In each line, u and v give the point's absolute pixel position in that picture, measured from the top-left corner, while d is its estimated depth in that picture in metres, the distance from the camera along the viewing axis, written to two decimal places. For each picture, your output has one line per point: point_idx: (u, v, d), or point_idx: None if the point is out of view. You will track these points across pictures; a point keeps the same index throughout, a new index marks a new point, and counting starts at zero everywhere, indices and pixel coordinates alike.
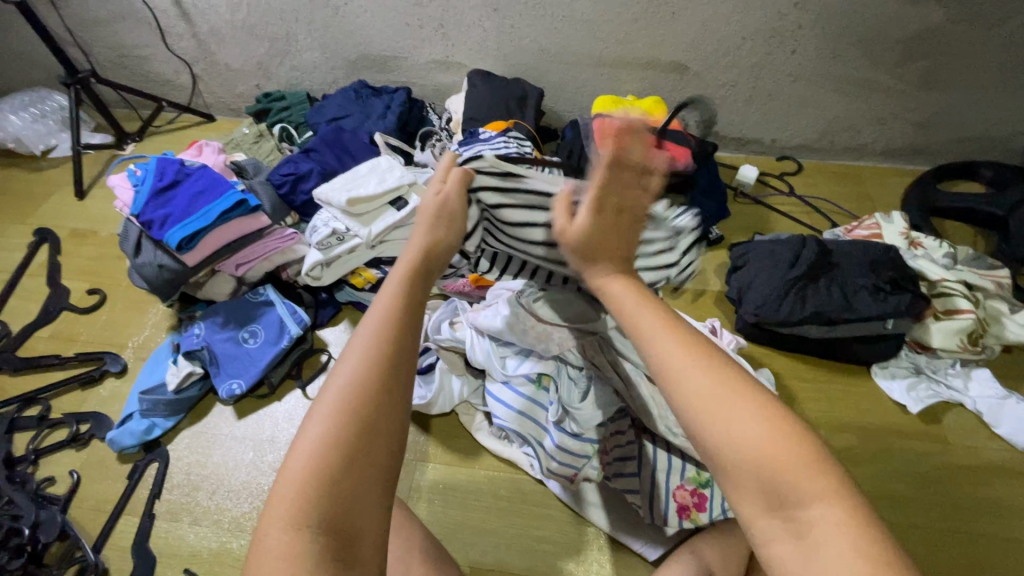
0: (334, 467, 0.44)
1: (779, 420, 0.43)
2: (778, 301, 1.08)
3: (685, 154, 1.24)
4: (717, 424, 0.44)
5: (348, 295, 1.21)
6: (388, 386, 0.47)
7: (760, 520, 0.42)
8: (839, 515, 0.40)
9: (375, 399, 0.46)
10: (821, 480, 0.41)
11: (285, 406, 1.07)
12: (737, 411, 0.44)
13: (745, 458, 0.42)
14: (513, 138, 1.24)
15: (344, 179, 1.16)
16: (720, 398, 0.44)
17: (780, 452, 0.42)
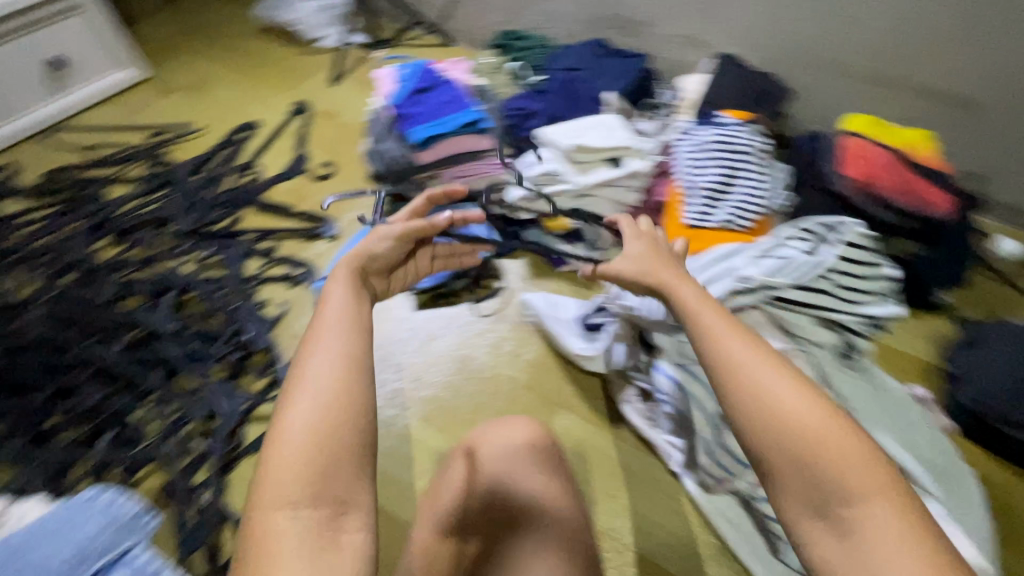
0: (339, 453, 0.45)
1: (819, 405, 0.45)
2: (1014, 398, 0.92)
3: (944, 200, 1.09)
4: (751, 411, 0.46)
5: (534, 235, 1.22)
6: (358, 362, 0.49)
7: (805, 521, 0.44)
8: (890, 509, 0.41)
9: (353, 391, 0.47)
10: (863, 473, 0.42)
11: (456, 314, 1.16)
12: (773, 396, 0.45)
13: (786, 450, 0.44)
14: (753, 131, 1.17)
15: (570, 126, 1.19)
16: (773, 413, 0.45)
17: (811, 437, 0.44)
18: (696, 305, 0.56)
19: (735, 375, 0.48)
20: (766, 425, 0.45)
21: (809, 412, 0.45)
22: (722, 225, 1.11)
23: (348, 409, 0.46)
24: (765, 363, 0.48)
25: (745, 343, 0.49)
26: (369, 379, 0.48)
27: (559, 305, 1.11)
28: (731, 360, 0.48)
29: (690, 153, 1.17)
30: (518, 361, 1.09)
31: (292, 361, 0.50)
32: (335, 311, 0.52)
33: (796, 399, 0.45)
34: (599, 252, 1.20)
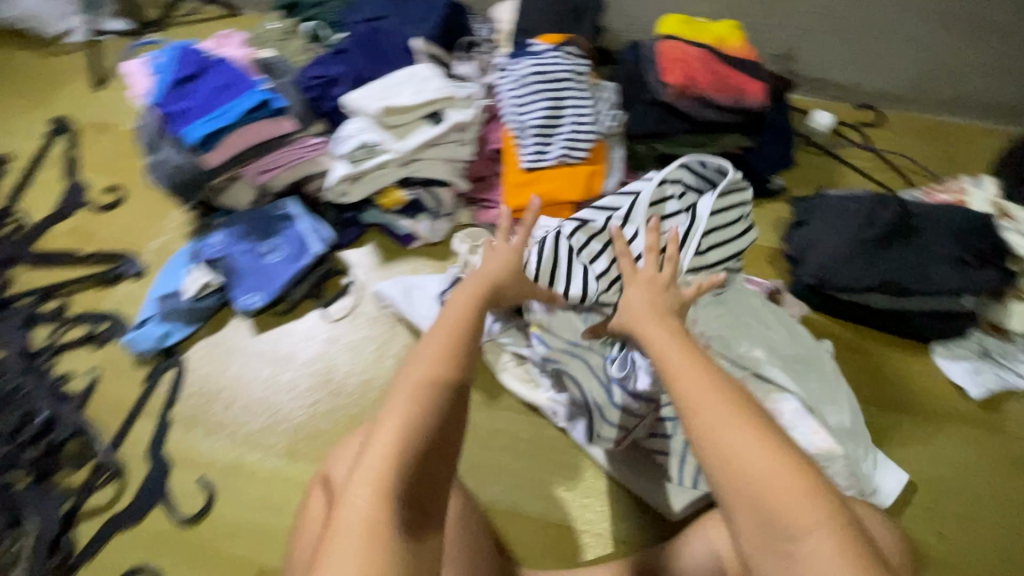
0: (389, 464, 0.51)
1: (762, 443, 0.47)
2: (845, 265, 0.97)
3: (758, 89, 1.10)
4: (718, 461, 0.48)
5: (375, 217, 1.10)
6: (419, 413, 0.53)
7: (756, 557, 0.46)
8: (829, 543, 0.44)
9: (425, 423, 0.53)
10: (793, 505, 0.45)
11: (303, 328, 1.04)
12: (756, 458, 0.47)
13: (736, 479, 0.47)
14: (568, 54, 1.10)
15: (378, 87, 1.06)
16: (699, 421, 0.50)
17: (764, 473, 0.46)
18: (675, 368, 0.54)
19: (711, 424, 0.49)
20: (728, 467, 0.47)
21: (770, 460, 0.46)
22: (558, 161, 1.06)
23: (394, 451, 0.51)
24: (732, 410, 0.49)
25: (727, 400, 0.50)
26: (429, 418, 0.54)
27: (414, 288, 1.03)
28: (714, 413, 0.49)
29: (512, 90, 1.09)
30: (384, 360, 1.00)
31: (432, 408, 0.54)
32: (431, 406, 0.54)
33: (764, 452, 0.47)
34: (445, 219, 1.11)
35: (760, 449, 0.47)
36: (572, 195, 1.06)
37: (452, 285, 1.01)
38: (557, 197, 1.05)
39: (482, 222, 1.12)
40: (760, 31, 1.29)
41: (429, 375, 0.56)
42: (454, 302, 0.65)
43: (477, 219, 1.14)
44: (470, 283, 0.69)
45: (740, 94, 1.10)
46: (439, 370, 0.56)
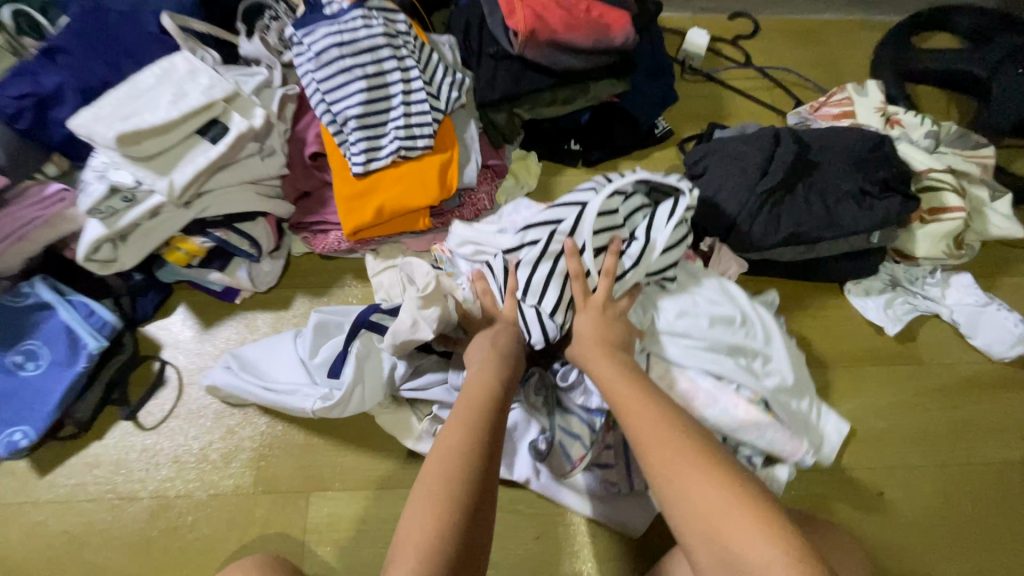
0: (425, 531, 0.49)
1: (721, 484, 0.51)
2: (752, 221, 0.84)
3: (622, 20, 0.90)
4: (680, 500, 0.51)
5: (174, 274, 0.83)
6: (446, 483, 0.53)
7: None
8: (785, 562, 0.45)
9: (456, 513, 0.51)
10: (750, 535, 0.47)
11: (108, 454, 0.77)
12: (712, 496, 0.50)
13: (696, 518, 0.50)
14: (376, 11, 0.85)
15: (114, 99, 0.74)
16: (705, 501, 0.50)
17: (719, 506, 0.49)
18: (637, 410, 0.60)
19: (673, 467, 0.53)
20: (688, 505, 0.51)
21: (725, 495, 0.50)
22: (396, 158, 0.82)
23: (437, 533, 0.49)
24: (687, 456, 0.54)
25: (682, 440, 0.55)
26: (459, 490, 0.52)
27: (258, 358, 0.80)
28: (672, 452, 0.54)
29: (313, 73, 0.82)
30: (234, 467, 0.78)
31: (457, 477, 0.53)
32: (459, 471, 0.54)
33: (723, 489, 0.50)
34: (272, 257, 0.86)
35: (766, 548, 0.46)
36: (423, 197, 0.83)
37: (312, 344, 0.78)
38: (406, 204, 0.83)
39: (319, 250, 0.88)
40: None
41: (470, 433, 0.58)
42: (477, 361, 0.68)
43: (314, 246, 0.88)
44: (482, 334, 0.72)
45: (604, 32, 0.89)
46: (469, 435, 0.57)
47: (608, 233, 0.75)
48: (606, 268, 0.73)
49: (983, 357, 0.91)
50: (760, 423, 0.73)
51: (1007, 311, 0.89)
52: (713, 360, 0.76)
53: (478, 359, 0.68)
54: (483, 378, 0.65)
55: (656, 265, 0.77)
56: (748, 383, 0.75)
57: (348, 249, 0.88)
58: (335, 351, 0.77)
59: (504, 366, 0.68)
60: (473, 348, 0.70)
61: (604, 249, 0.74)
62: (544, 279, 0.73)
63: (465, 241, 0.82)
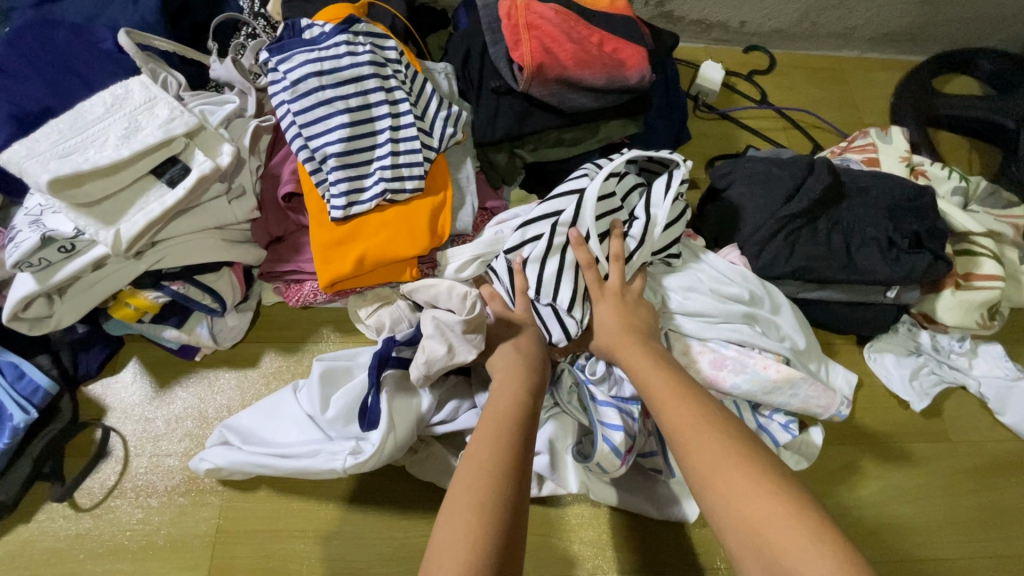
0: (472, 514, 0.50)
1: (765, 485, 0.51)
2: (762, 245, 0.78)
3: (637, 56, 0.82)
4: (721, 500, 0.52)
5: (122, 328, 0.72)
6: (493, 471, 0.53)
7: None
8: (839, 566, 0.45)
9: (499, 513, 0.50)
10: (797, 535, 0.47)
11: (35, 541, 0.66)
12: (752, 498, 0.51)
13: (741, 518, 0.50)
14: (363, 36, 0.75)
15: (55, 131, 0.64)
16: (739, 497, 0.51)
17: (764, 507, 0.50)
18: (673, 405, 0.60)
19: (713, 467, 0.54)
20: (730, 504, 0.51)
21: (766, 498, 0.50)
22: (381, 201, 0.73)
23: (482, 534, 0.48)
24: (726, 454, 0.55)
25: (719, 437, 0.56)
26: (505, 477, 0.53)
27: (246, 420, 0.71)
28: (711, 450, 0.55)
29: (289, 104, 0.72)
30: (184, 556, 0.67)
31: (503, 464, 0.54)
32: (504, 459, 0.54)
33: (764, 489, 0.51)
34: (239, 311, 0.76)
35: (806, 544, 0.46)
36: (411, 246, 0.73)
37: (323, 394, 0.71)
38: (391, 253, 0.72)
39: (293, 302, 0.78)
40: None
41: (510, 426, 0.58)
42: (505, 355, 0.68)
43: (284, 295, 0.78)
44: (507, 328, 0.71)
45: (616, 69, 0.81)
46: (508, 429, 0.58)
47: (607, 217, 0.73)
48: (614, 253, 0.71)
49: (1011, 434, 0.85)
50: (792, 380, 0.75)
51: None
52: (731, 329, 0.78)
53: (508, 357, 0.68)
54: (519, 378, 0.64)
55: (659, 242, 0.76)
56: (769, 345, 0.77)
57: (322, 299, 0.78)
58: (347, 402, 0.70)
59: (538, 373, 0.67)
60: (503, 343, 0.69)
61: (608, 233, 0.73)
62: (555, 275, 0.71)
63: (466, 251, 0.76)
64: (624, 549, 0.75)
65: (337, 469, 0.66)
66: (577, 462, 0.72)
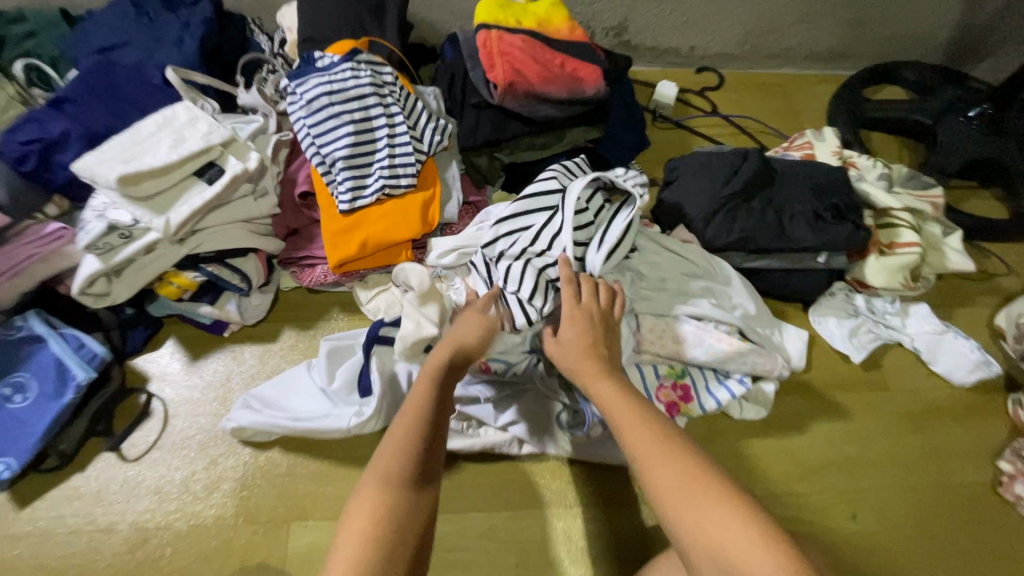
0: (375, 506, 0.57)
1: (730, 512, 0.50)
2: (705, 222, 0.92)
3: (593, 74, 0.98)
4: (684, 523, 0.51)
5: (164, 308, 0.86)
6: (403, 468, 0.60)
7: None
8: None
9: (400, 487, 0.59)
10: (757, 556, 0.47)
11: (87, 486, 0.77)
12: (716, 525, 0.50)
13: (703, 543, 0.49)
14: (365, 63, 0.91)
15: (119, 143, 0.79)
16: (644, 467, 0.56)
17: (723, 530, 0.49)
18: (631, 425, 0.60)
19: (672, 488, 0.53)
20: (696, 528, 0.50)
21: (727, 519, 0.50)
22: (381, 195, 0.87)
23: (382, 513, 0.57)
24: (687, 475, 0.54)
25: (670, 456, 0.56)
26: (411, 472, 0.60)
27: (268, 394, 0.82)
28: (676, 474, 0.54)
29: (304, 120, 0.88)
30: (214, 498, 0.78)
31: (418, 459, 0.61)
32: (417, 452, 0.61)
33: (725, 514, 0.50)
34: (261, 292, 0.89)
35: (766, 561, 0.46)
36: (406, 231, 0.87)
37: (329, 367, 0.82)
38: (390, 237, 0.86)
39: (307, 283, 0.91)
40: (588, 4, 1.16)
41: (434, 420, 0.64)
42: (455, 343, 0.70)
43: (301, 281, 0.92)
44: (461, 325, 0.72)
45: (576, 84, 0.96)
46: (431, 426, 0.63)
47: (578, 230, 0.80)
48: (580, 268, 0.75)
49: (946, 383, 0.95)
50: (742, 351, 0.82)
51: (963, 338, 0.94)
52: (691, 303, 0.86)
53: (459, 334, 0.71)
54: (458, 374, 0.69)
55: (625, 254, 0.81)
56: (723, 318, 0.85)
57: (333, 281, 0.91)
58: (351, 372, 0.81)
59: (488, 336, 0.71)
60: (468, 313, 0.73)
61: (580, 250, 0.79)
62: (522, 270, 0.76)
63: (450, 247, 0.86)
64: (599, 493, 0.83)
65: (342, 430, 0.77)
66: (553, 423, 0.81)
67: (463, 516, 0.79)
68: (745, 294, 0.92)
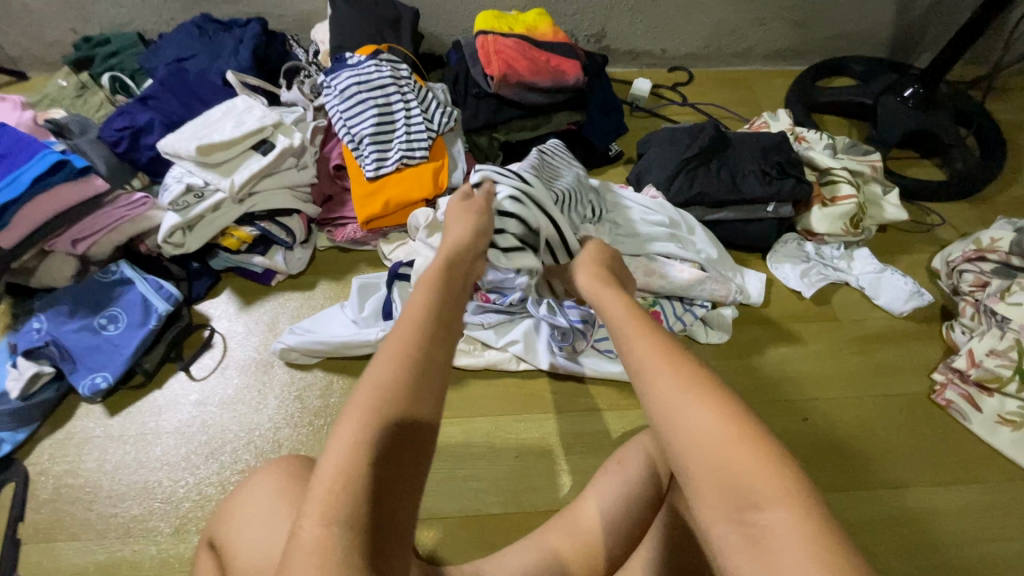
0: (357, 459, 0.45)
1: (731, 428, 0.43)
2: (670, 182, 1.10)
3: (573, 67, 1.17)
4: (679, 436, 0.45)
5: (225, 260, 1.05)
6: (388, 397, 0.48)
7: (718, 525, 0.42)
8: (794, 516, 0.39)
9: (405, 388, 0.50)
10: (765, 476, 0.41)
11: (165, 399, 0.95)
12: (706, 436, 0.44)
13: (699, 454, 0.43)
14: (385, 62, 1.12)
15: (193, 126, 1.00)
16: (645, 370, 0.50)
17: (725, 447, 0.43)
18: (636, 342, 0.53)
19: (675, 404, 0.46)
20: (693, 438, 0.44)
21: (725, 435, 0.43)
22: (400, 165, 1.06)
23: (362, 456, 0.45)
24: (684, 386, 0.47)
25: (682, 376, 0.48)
26: (399, 399, 0.49)
27: (311, 324, 0.99)
28: (670, 387, 0.47)
29: (337, 107, 1.08)
30: (268, 408, 0.95)
31: (399, 394, 0.49)
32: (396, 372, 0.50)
33: (724, 431, 0.43)
34: (302, 247, 1.08)
35: (761, 466, 0.42)
36: (421, 193, 1.06)
37: (359, 300, 1.00)
38: (408, 197, 1.05)
39: (339, 240, 1.09)
40: (570, 15, 1.37)
41: (414, 332, 0.54)
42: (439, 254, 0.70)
43: (335, 239, 1.11)
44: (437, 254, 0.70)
45: (559, 75, 1.16)
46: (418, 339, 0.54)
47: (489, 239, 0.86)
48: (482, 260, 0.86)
49: (887, 314, 1.10)
50: (700, 279, 0.98)
51: (899, 275, 1.10)
52: (661, 245, 1.01)
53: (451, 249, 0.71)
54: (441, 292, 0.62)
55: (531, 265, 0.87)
56: (687, 256, 1.01)
57: (361, 239, 1.09)
58: (378, 304, 0.99)
59: (475, 241, 0.74)
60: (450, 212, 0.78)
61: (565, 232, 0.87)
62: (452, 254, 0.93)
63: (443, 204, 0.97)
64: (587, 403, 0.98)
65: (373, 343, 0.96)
66: (546, 344, 0.98)
67: (472, 420, 0.95)
68: (709, 239, 1.08)
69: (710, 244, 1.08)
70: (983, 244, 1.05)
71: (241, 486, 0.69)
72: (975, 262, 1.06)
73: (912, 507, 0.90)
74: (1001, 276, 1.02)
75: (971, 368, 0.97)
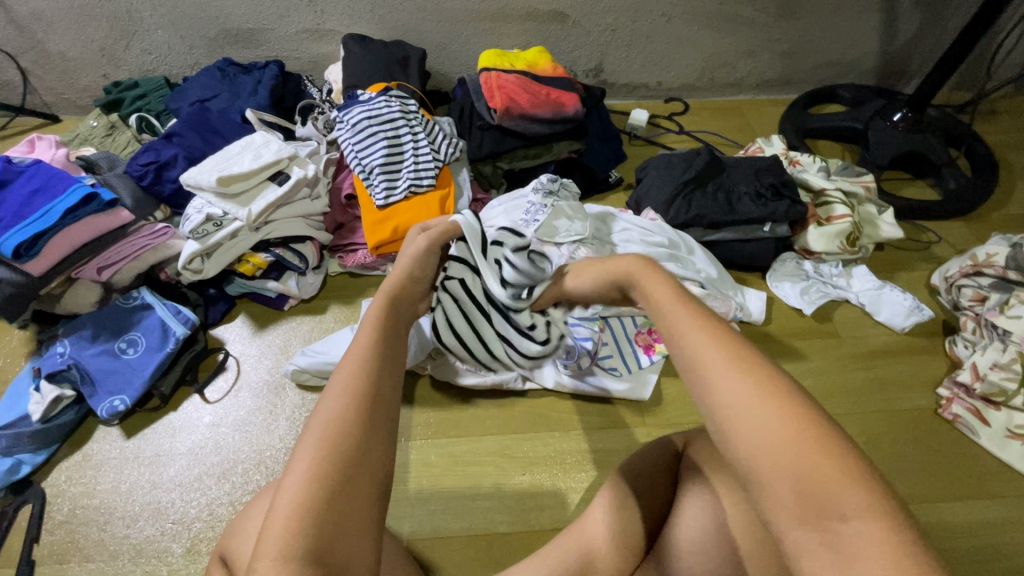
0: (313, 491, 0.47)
1: (802, 437, 0.42)
2: (669, 205, 1.14)
3: (572, 99, 1.24)
4: (739, 440, 0.44)
5: (240, 286, 1.09)
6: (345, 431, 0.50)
7: (789, 531, 0.41)
8: (880, 531, 0.38)
9: (359, 426, 0.50)
10: (844, 489, 0.40)
11: (180, 421, 0.97)
12: (768, 443, 0.43)
13: (770, 462, 0.42)
14: (395, 98, 1.19)
15: (214, 159, 1.06)
16: (706, 371, 0.48)
17: (799, 455, 0.41)
18: (691, 342, 0.50)
19: (740, 413, 0.44)
20: (758, 441, 0.43)
21: (794, 441, 0.42)
22: (409, 193, 1.11)
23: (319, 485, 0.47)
24: (754, 394, 0.45)
25: (750, 382, 0.45)
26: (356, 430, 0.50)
27: (321, 345, 1.01)
28: (737, 391, 0.45)
29: (349, 141, 1.14)
30: (279, 428, 0.97)
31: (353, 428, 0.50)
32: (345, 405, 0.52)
33: (798, 442, 0.42)
34: (314, 272, 1.13)
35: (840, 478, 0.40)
36: (427, 219, 1.10)
37: None
38: (415, 223, 1.09)
39: (350, 264, 1.14)
40: (569, 52, 1.45)
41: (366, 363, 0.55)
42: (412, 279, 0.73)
43: (345, 265, 1.16)
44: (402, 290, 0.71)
45: (559, 107, 1.22)
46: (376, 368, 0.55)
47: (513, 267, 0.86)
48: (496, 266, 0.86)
49: (889, 330, 1.11)
50: (701, 297, 1.00)
51: (898, 290, 1.11)
52: (662, 265, 1.04)
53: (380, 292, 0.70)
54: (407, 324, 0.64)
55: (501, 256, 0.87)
56: (688, 275, 1.04)
57: (371, 264, 1.13)
58: None
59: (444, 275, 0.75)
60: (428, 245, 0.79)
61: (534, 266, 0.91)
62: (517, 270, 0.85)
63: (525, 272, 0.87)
64: (593, 420, 0.99)
65: None
66: (551, 364, 1.00)
67: (480, 438, 0.96)
68: (708, 258, 1.10)
69: (709, 263, 1.10)
70: (979, 260, 1.07)
71: (254, 501, 0.70)
72: (973, 277, 1.07)
73: (926, 523, 0.89)
74: (1000, 290, 1.03)
75: (976, 382, 0.97)
